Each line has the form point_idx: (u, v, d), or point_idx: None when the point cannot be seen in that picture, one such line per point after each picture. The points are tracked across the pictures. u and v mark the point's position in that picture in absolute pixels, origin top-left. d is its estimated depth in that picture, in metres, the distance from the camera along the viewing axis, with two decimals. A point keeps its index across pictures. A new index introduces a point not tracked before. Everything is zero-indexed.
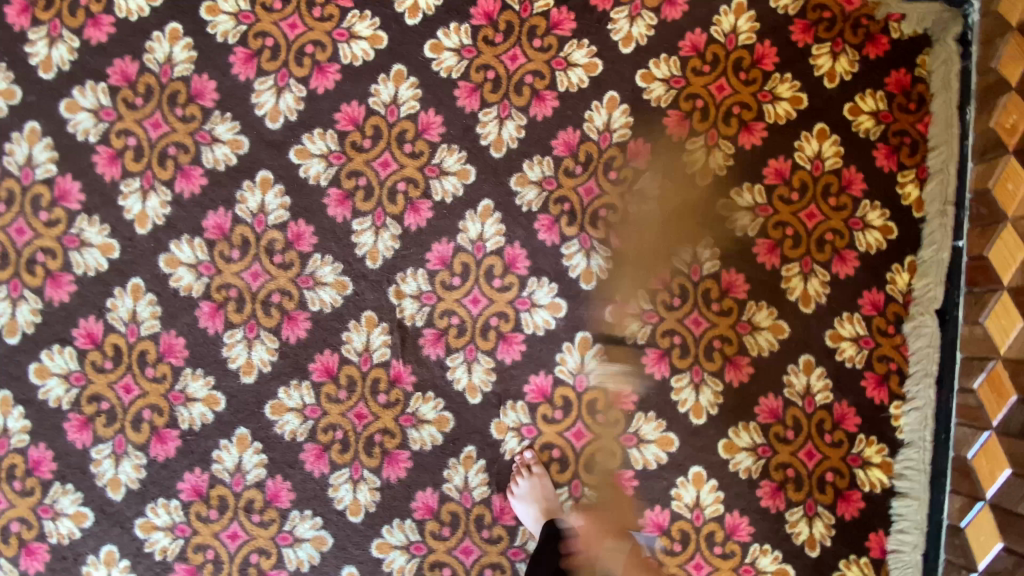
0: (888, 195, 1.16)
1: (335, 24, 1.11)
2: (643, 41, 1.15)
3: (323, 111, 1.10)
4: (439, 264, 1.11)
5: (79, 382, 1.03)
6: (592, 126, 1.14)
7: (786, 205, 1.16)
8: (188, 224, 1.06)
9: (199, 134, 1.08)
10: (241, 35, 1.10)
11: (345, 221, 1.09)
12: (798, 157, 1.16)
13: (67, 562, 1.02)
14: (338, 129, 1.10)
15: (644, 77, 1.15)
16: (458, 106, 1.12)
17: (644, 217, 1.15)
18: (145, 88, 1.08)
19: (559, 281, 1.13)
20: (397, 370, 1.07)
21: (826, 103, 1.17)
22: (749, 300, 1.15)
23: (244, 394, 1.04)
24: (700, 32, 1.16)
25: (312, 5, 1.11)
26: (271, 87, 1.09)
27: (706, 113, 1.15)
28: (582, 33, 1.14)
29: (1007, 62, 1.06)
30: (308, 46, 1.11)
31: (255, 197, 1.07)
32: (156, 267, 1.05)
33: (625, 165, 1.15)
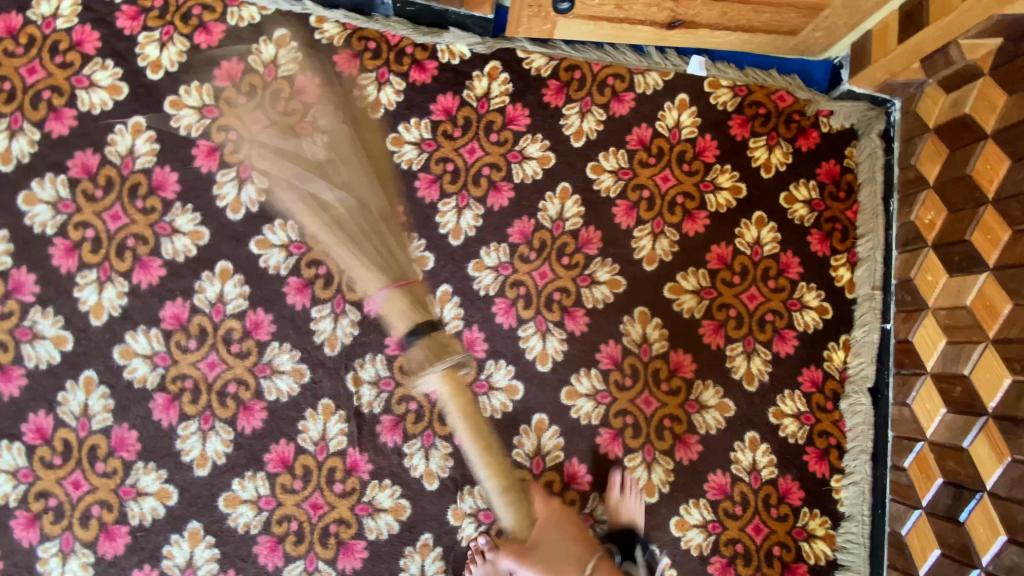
0: (823, 278, 1.24)
1: (298, 117, 1.16)
2: (592, 135, 1.23)
3: (284, 200, 1.13)
4: (399, 349, 1.11)
5: (27, 478, 1.03)
6: (546, 215, 1.22)
7: (728, 287, 1.23)
8: (144, 316, 1.07)
9: (160, 225, 1.10)
10: (205, 128, 1.13)
11: (304, 308, 1.11)
12: (739, 243, 1.24)
13: None
14: (300, 219, 1.13)
15: (594, 168, 1.23)
16: (418, 197, 1.18)
17: (596, 299, 1.20)
18: (106, 180, 1.10)
19: (516, 363, 1.16)
20: (353, 459, 1.08)
21: (763, 193, 1.25)
22: (697, 379, 1.20)
23: (196, 487, 1.05)
24: (645, 127, 1.24)
25: (276, 99, 1.16)
26: (234, 179, 1.13)
27: (652, 203, 1.24)
28: (537, 128, 1.22)
29: (925, 162, 1.15)
30: (271, 138, 1.15)
31: (214, 287, 1.09)
32: (111, 359, 1.06)
33: (577, 251, 1.21)
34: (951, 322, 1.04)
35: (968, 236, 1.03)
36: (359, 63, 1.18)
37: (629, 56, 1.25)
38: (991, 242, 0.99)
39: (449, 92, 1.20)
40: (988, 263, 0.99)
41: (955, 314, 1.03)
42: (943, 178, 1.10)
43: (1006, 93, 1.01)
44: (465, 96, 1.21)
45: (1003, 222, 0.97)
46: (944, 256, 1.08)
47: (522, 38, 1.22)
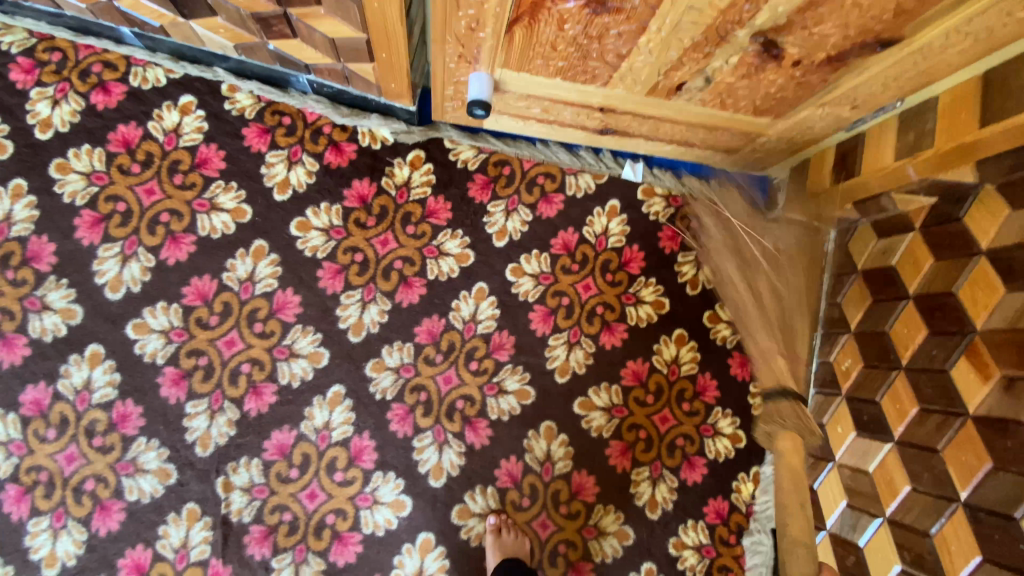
0: (740, 405, 1.19)
1: (197, 193, 1.08)
2: (516, 236, 1.18)
3: (171, 282, 1.05)
4: (277, 455, 1.05)
5: None
6: (457, 316, 1.14)
7: (641, 407, 1.17)
8: (3, 397, 1.00)
9: (31, 300, 1.02)
10: (91, 197, 1.05)
11: (179, 402, 1.03)
12: (655, 360, 1.18)
13: None
14: (185, 304, 1.05)
15: (514, 271, 1.17)
16: (319, 287, 1.10)
17: (501, 411, 1.13)
18: None
19: (406, 476, 1.09)
20: (216, 570, 1.01)
21: (687, 310, 1.20)
22: (598, 503, 1.14)
23: None
24: (572, 231, 1.19)
25: (174, 170, 1.08)
26: (117, 254, 1.05)
27: (571, 311, 1.17)
28: (456, 224, 1.16)
29: (849, 304, 1.11)
30: (164, 214, 1.07)
31: (81, 372, 1.02)
32: None
33: (487, 356, 1.14)
34: (852, 484, 1.02)
35: (878, 399, 1.00)
36: (270, 139, 1.11)
37: (562, 154, 1.19)
38: (898, 412, 0.96)
39: (365, 178, 1.13)
40: (894, 434, 0.96)
41: (857, 477, 1.01)
42: (862, 328, 1.07)
43: (932, 257, 0.96)
44: (383, 183, 1.14)
45: (912, 395, 0.94)
46: (854, 412, 1.05)
47: (450, 127, 1.16)
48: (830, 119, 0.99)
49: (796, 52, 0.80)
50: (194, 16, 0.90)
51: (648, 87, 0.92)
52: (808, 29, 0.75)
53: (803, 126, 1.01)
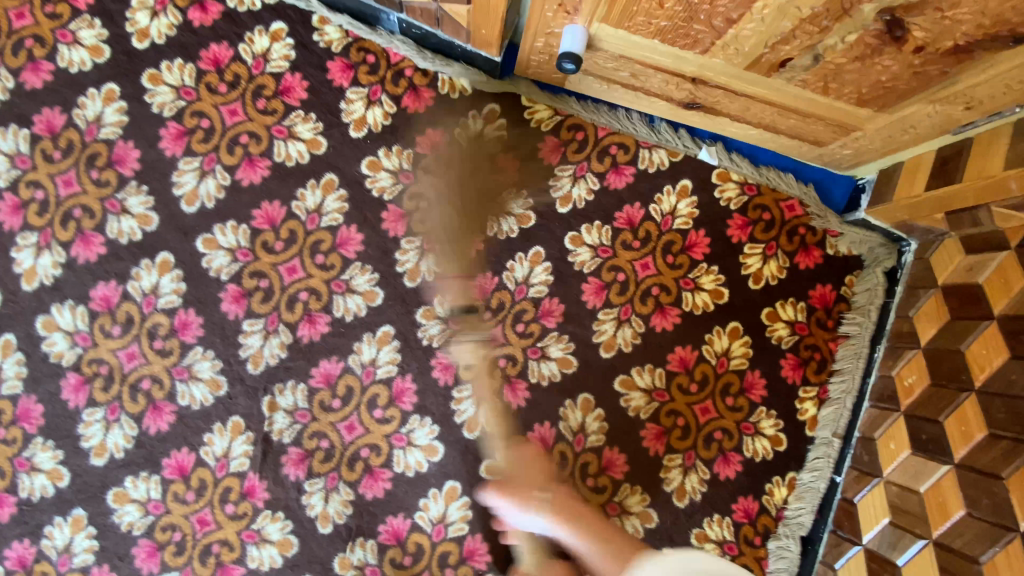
0: (786, 407, 1.16)
1: (277, 119, 1.10)
2: (580, 204, 1.16)
3: (244, 204, 1.08)
4: (322, 383, 1.08)
5: None
6: (511, 276, 1.14)
7: (683, 394, 1.14)
8: (75, 290, 1.04)
9: (110, 202, 1.06)
10: (178, 110, 1.08)
11: (236, 319, 1.06)
12: (706, 350, 1.15)
13: None
14: (254, 227, 1.08)
15: (573, 239, 1.15)
16: (381, 228, 1.11)
17: (542, 374, 1.13)
18: (66, 143, 1.07)
19: (441, 424, 1.10)
20: (251, 484, 1.05)
21: (745, 303, 1.16)
22: (626, 481, 1.12)
23: (89, 476, 1.03)
24: (638, 207, 1.16)
25: (257, 95, 1.10)
26: (195, 169, 1.08)
27: (625, 287, 1.15)
28: (523, 184, 1.14)
29: (921, 318, 1.07)
30: (243, 135, 1.09)
31: (150, 277, 1.05)
32: (33, 327, 1.03)
33: (535, 320, 1.13)
34: (898, 501, 1.00)
35: (940, 419, 0.96)
36: (353, 75, 1.11)
37: (641, 126, 1.16)
38: (962, 435, 0.93)
39: (437, 127, 1.12)
40: (954, 456, 0.93)
41: (905, 495, 0.99)
42: (933, 345, 1.02)
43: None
44: None
45: (981, 419, 0.91)
46: (912, 429, 1.01)
47: (529, 83, 1.14)
48: (938, 119, 0.93)
49: (921, 37, 0.76)
50: None
51: (749, 61, 0.88)
52: (942, 12, 0.70)
53: (905, 125, 0.96)
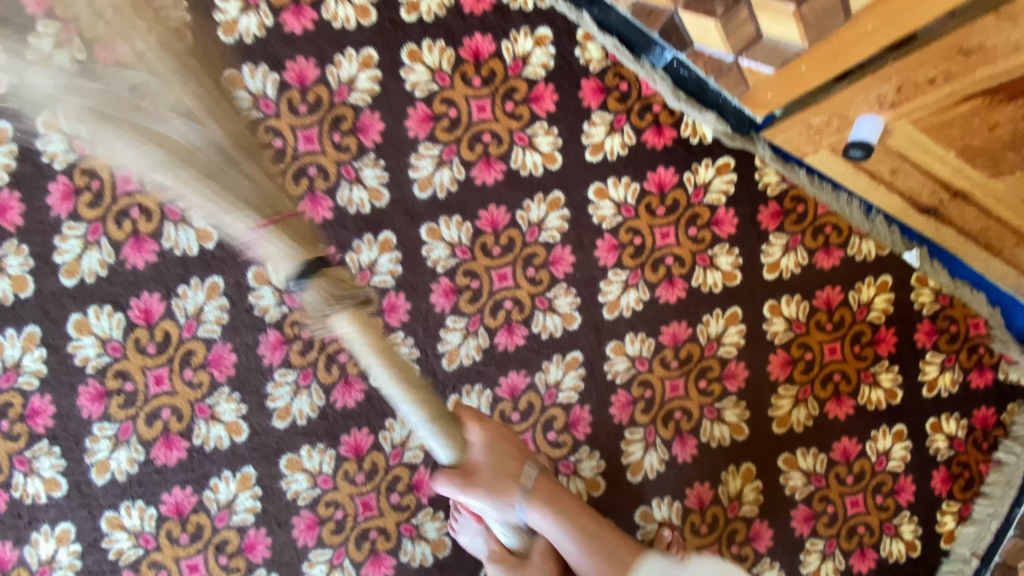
0: (929, 516, 1.18)
1: (521, 125, 1.09)
2: (786, 274, 1.15)
3: (473, 200, 1.08)
4: (507, 394, 1.08)
5: (114, 353, 0.97)
6: (705, 330, 1.12)
7: (839, 483, 1.16)
8: None
9: (347, 169, 1.04)
10: (429, 93, 1.06)
11: (441, 312, 1.07)
12: (869, 445, 1.17)
13: (19, 521, 0.96)
14: (477, 226, 1.08)
15: (771, 307, 1.14)
16: (594, 256, 1.10)
17: (712, 436, 1.12)
18: (315, 99, 1.03)
19: (608, 461, 1.10)
20: (419, 478, 1.05)
21: (916, 409, 1.19)
22: (767, 555, 1.14)
23: (268, 437, 1.01)
24: (838, 291, 1.17)
25: (508, 96, 1.09)
26: (434, 156, 1.07)
27: (809, 367, 1.16)
28: (736, 242, 1.13)
29: None
30: (486, 134, 1.08)
31: (369, 253, 1.05)
32: (244, 276, 1.00)
33: (717, 380, 1.13)
34: None
35: None
36: (603, 99, 1.10)
37: (858, 214, 1.16)
38: None
39: (667, 166, 1.12)
40: None
41: None
42: None
43: None
44: (684, 177, 1.12)
45: None
46: None
47: (766, 146, 1.13)
48: None
49: None
50: None
51: None
52: None
53: None
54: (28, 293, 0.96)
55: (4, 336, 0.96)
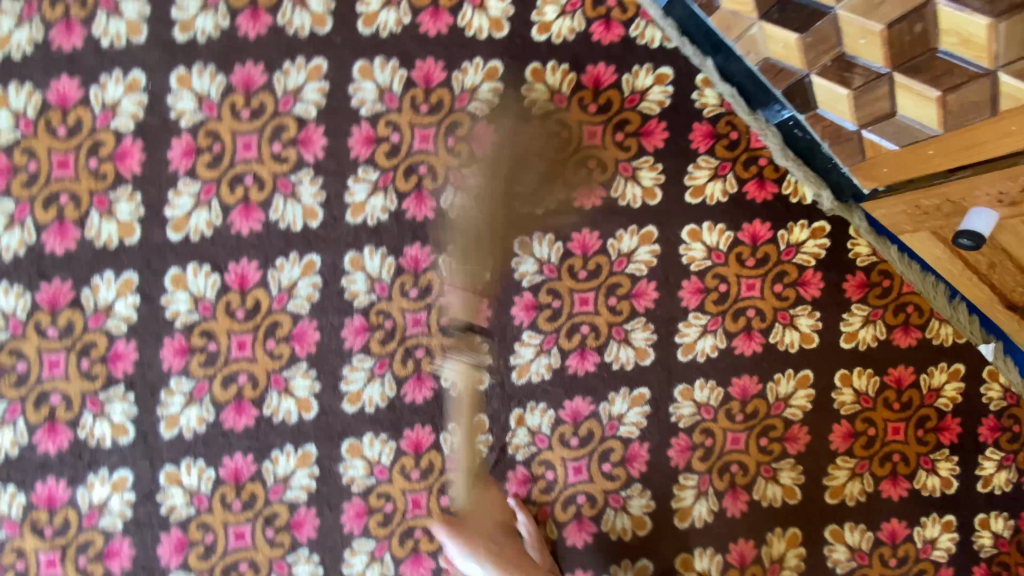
0: None
1: (628, 157, 1.11)
2: (862, 345, 1.15)
3: (569, 222, 1.10)
4: (569, 418, 1.08)
5: (204, 312, 0.99)
6: (773, 388, 1.12)
7: (881, 564, 1.15)
8: (394, 239, 1.04)
9: (455, 172, 1.06)
10: (546, 112, 1.08)
11: (520, 326, 1.08)
12: (916, 531, 1.16)
13: (79, 462, 0.97)
14: (568, 248, 1.10)
15: (842, 377, 1.14)
16: (677, 296, 1.11)
17: (764, 494, 1.12)
18: (436, 101, 1.06)
19: (658, 501, 1.10)
20: None
21: (968, 503, 1.17)
22: None
23: (334, 419, 1.01)
24: (909, 371, 1.16)
25: (619, 128, 1.10)
26: None
27: (871, 443, 1.15)
28: (819, 306, 1.14)
29: None
30: (592, 161, 1.10)
31: None
32: (341, 259, 1.03)
33: (778, 440, 1.12)
34: None
35: None
36: (711, 145, 1.11)
37: (941, 298, 1.15)
38: None
39: (761, 220, 1.12)
40: None
41: None
42: None
43: None
44: (778, 234, 1.13)
45: None
46: None
47: (862, 217, 1.13)
48: None
49: None
50: (778, 22, 0.90)
51: None
52: None
53: None
54: (133, 240, 0.98)
55: (101, 278, 0.97)
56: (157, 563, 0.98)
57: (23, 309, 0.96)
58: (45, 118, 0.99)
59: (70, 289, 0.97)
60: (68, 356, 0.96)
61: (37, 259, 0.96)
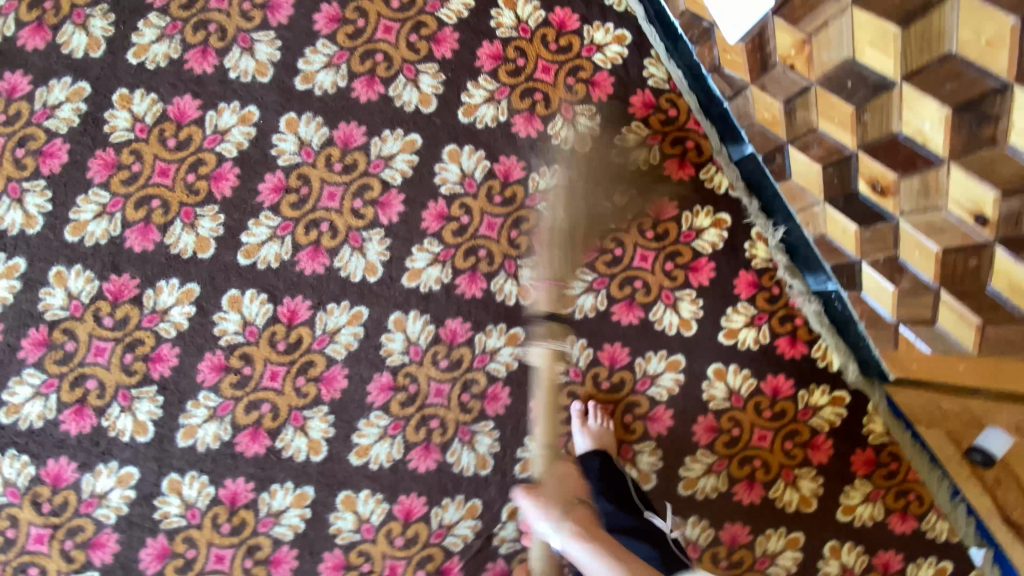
0: None
1: (673, 286, 1.16)
2: (858, 521, 1.16)
3: (604, 332, 1.14)
4: None
5: (249, 336, 1.04)
6: (762, 543, 1.13)
7: None
8: (439, 311, 1.09)
9: (510, 262, 1.12)
10: (606, 228, 1.15)
11: (535, 421, 1.09)
12: None
13: (95, 447, 1.01)
14: (598, 355, 1.14)
15: (832, 547, 1.15)
16: (690, 429, 1.14)
17: None
18: (511, 195, 1.14)
19: None
20: (450, 565, 1.05)
21: None
22: None
23: (339, 467, 1.04)
24: (898, 557, 1.15)
25: (670, 257, 1.16)
26: (587, 282, 1.15)
27: None
28: (823, 471, 1.16)
29: None
30: (638, 281, 1.16)
31: (495, 340, 1.10)
32: (386, 318, 1.08)
33: None
34: None
35: None
36: (752, 293, 1.16)
37: (943, 492, 1.14)
38: None
39: (784, 374, 1.16)
40: None
41: None
42: None
43: None
44: (799, 393, 1.16)
45: None
46: None
47: (883, 396, 1.15)
48: None
49: None
50: (841, 211, 0.96)
51: None
52: None
53: None
54: (205, 255, 1.05)
55: (166, 283, 1.04)
56: (136, 564, 1.00)
57: (88, 294, 1.02)
58: (160, 127, 1.06)
59: (135, 285, 1.03)
60: (115, 347, 1.02)
61: (115, 252, 1.03)
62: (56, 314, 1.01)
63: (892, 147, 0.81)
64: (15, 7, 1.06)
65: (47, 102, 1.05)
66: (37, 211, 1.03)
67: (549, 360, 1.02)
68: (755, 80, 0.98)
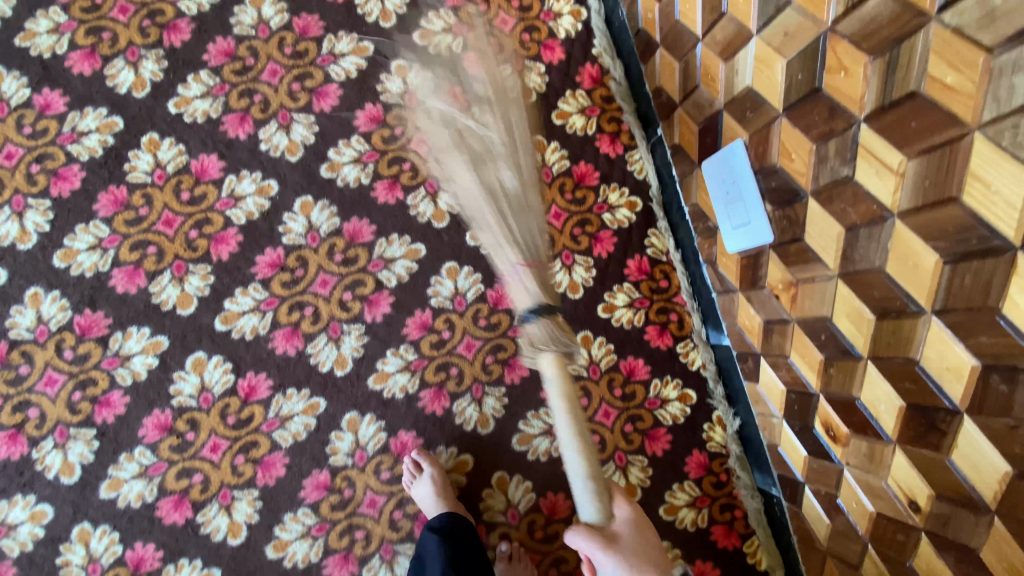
0: None
1: (628, 448, 1.16)
2: None
3: (552, 479, 1.13)
4: None
5: (202, 402, 1.04)
6: None
7: None
8: (395, 421, 1.10)
9: (477, 387, 1.13)
10: (577, 375, 1.17)
11: None
12: None
13: (15, 478, 0.99)
14: (538, 501, 1.12)
15: None
16: None
17: None
18: (495, 321, 1.16)
19: None
20: None
21: None
22: None
23: (253, 555, 1.03)
24: None
25: (631, 419, 1.17)
26: (546, 425, 1.14)
27: None
28: None
29: None
30: (594, 434, 1.15)
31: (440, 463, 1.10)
32: (341, 414, 1.08)
33: None
34: None
35: None
36: (700, 475, 1.17)
37: None
38: None
39: (711, 562, 1.16)
40: None
41: None
42: None
43: None
44: None
45: None
46: None
47: None
48: None
49: None
50: (796, 435, 1.00)
51: None
52: None
53: None
54: (184, 312, 1.05)
55: (137, 330, 1.04)
56: None
57: (56, 322, 1.02)
58: (178, 178, 1.08)
59: (106, 325, 1.03)
60: (67, 382, 1.01)
61: (96, 287, 1.03)
62: (19, 334, 1.01)
63: (849, 407, 0.86)
64: (73, 29, 1.10)
65: (76, 127, 1.07)
66: (33, 229, 1.03)
67: (557, 359, 0.89)
68: (744, 290, 1.03)
